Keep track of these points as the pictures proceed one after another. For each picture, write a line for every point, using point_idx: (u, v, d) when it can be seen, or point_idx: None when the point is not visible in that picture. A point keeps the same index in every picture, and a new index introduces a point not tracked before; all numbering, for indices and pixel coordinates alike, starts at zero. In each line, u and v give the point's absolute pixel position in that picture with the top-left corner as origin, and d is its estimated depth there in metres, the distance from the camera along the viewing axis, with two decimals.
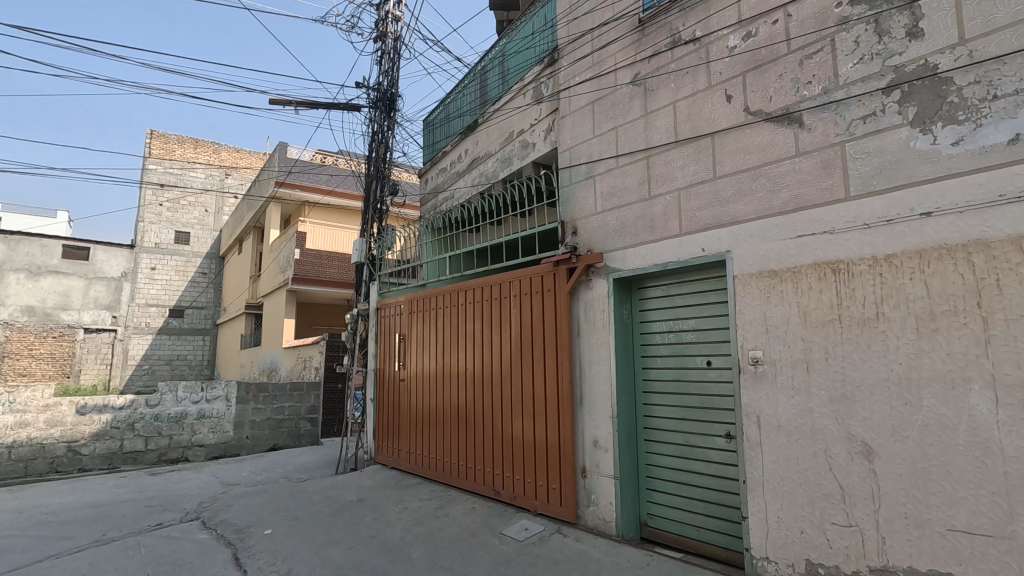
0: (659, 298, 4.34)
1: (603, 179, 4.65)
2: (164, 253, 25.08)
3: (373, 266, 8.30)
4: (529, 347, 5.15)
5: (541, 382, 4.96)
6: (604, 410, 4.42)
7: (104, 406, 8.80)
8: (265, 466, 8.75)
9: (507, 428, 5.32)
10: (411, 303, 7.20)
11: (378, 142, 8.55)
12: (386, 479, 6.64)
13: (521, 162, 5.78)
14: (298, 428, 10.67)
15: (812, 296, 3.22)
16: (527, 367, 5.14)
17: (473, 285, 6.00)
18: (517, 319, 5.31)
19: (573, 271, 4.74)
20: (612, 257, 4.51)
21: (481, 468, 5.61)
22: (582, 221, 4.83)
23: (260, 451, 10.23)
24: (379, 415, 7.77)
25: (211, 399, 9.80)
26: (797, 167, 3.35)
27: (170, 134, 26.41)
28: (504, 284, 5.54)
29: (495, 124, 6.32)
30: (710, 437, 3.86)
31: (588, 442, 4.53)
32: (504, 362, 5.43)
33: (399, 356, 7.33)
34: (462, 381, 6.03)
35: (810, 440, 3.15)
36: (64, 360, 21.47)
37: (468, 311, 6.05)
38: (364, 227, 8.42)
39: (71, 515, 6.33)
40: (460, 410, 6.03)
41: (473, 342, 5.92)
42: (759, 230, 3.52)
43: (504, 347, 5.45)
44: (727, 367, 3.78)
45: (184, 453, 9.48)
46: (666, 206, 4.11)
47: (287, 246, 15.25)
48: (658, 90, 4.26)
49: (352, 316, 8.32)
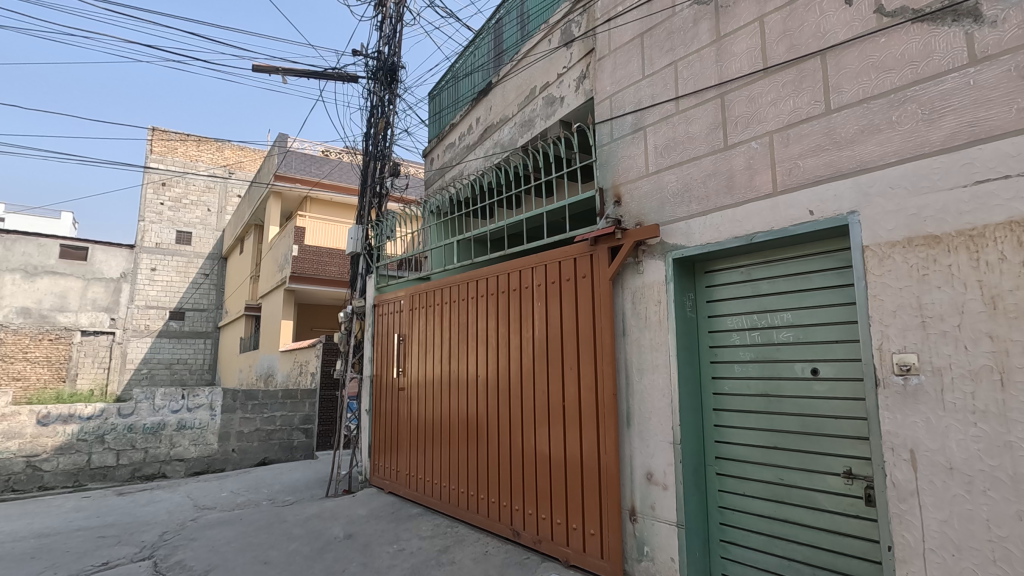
0: (736, 286, 3.27)
1: (657, 130, 3.57)
2: (165, 254, 24.36)
3: (371, 258, 7.25)
4: (556, 349, 4.06)
5: (574, 393, 3.87)
6: (660, 434, 3.33)
7: (70, 416, 7.86)
8: (249, 485, 7.73)
9: (530, 453, 4.24)
10: (413, 298, 6.13)
11: (378, 118, 7.54)
12: (381, 509, 5.57)
13: (545, 122, 4.72)
14: (291, 440, 9.68)
15: (1006, 271, 2.10)
16: (555, 376, 4.04)
17: (485, 275, 4.93)
18: (541, 314, 4.22)
19: (617, 251, 3.66)
20: (671, 230, 3.42)
21: (497, 501, 4.51)
22: (627, 186, 3.74)
23: (248, 466, 9.23)
24: (375, 429, 6.72)
25: (194, 408, 8.83)
26: (971, 81, 2.25)
27: (173, 132, 25.70)
28: (524, 272, 4.46)
29: (513, 81, 5.27)
30: (820, 476, 2.77)
31: (639, 474, 3.44)
32: (524, 369, 4.34)
33: (397, 360, 6.27)
34: (473, 391, 4.96)
35: (1011, 493, 2.03)
36: (60, 364, 20.54)
37: (479, 306, 4.98)
38: (361, 214, 7.39)
39: (7, 548, 5.32)
40: (470, 428, 4.96)
41: (485, 344, 4.85)
42: (906, 177, 2.41)
43: (525, 350, 4.37)
44: (848, 378, 2.70)
45: (161, 469, 8.48)
46: (750, 155, 3.03)
47: (285, 242, 14.31)
48: (736, 4, 3.18)
49: (345, 314, 7.21)
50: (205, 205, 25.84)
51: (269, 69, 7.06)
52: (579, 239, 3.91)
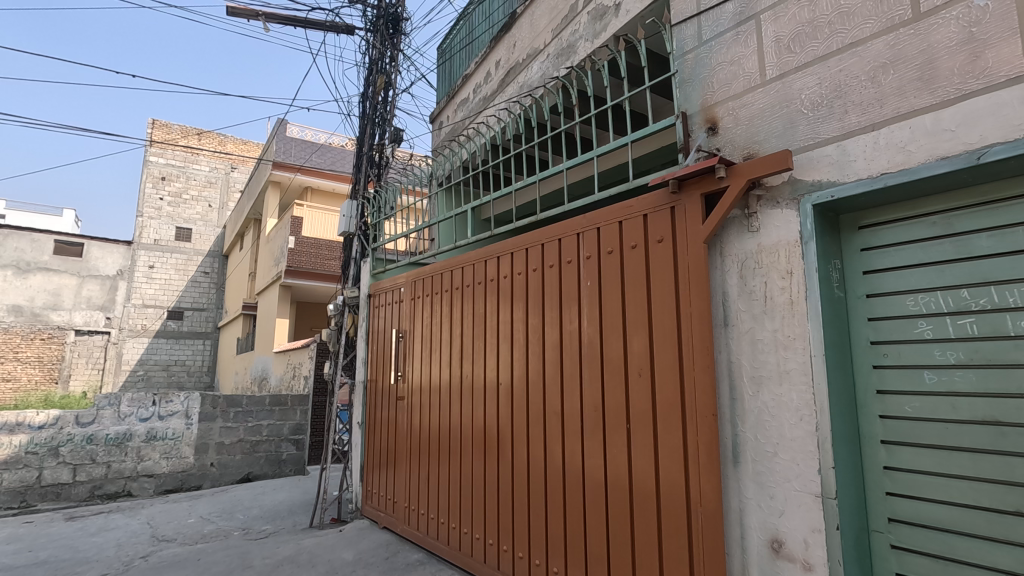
0: (922, 246, 2.04)
1: (781, 14, 2.35)
2: (163, 250, 23.23)
3: (367, 238, 6.07)
4: (615, 347, 2.83)
5: (645, 412, 2.65)
6: (794, 481, 2.12)
7: (17, 425, 6.78)
8: (223, 508, 6.56)
9: (573, 493, 3.03)
10: (415, 284, 4.92)
11: (377, 75, 6.37)
12: (372, 552, 4.36)
13: (592, 43, 3.52)
14: (280, 453, 8.49)
15: None
16: (614, 386, 2.82)
17: (509, 249, 3.74)
18: (590, 298, 3.01)
19: (718, 198, 2.44)
20: (811, 160, 2.18)
21: (525, 557, 3.31)
22: (727, 104, 2.53)
23: (229, 483, 8.07)
24: (370, 445, 5.52)
25: (165, 416, 7.72)
26: None
27: (174, 125, 24.73)
28: (564, 241, 3.25)
29: (547, 2, 4.09)
30: None
31: (757, 542, 2.22)
32: (566, 376, 3.13)
33: (395, 362, 5.07)
34: (493, 403, 3.75)
35: None
36: (52, 365, 19.74)
37: (501, 290, 3.78)
38: (356, 187, 6.22)
39: None
40: (488, 451, 3.75)
41: (508, 339, 3.65)
42: None
43: (565, 349, 3.15)
44: None
45: (126, 486, 7.36)
46: (973, 21, 1.80)
47: (282, 234, 13.18)
48: None
49: (335, 308, 5.96)
50: (206, 200, 24.77)
51: (247, 13, 5.91)
52: (653, 185, 2.70)
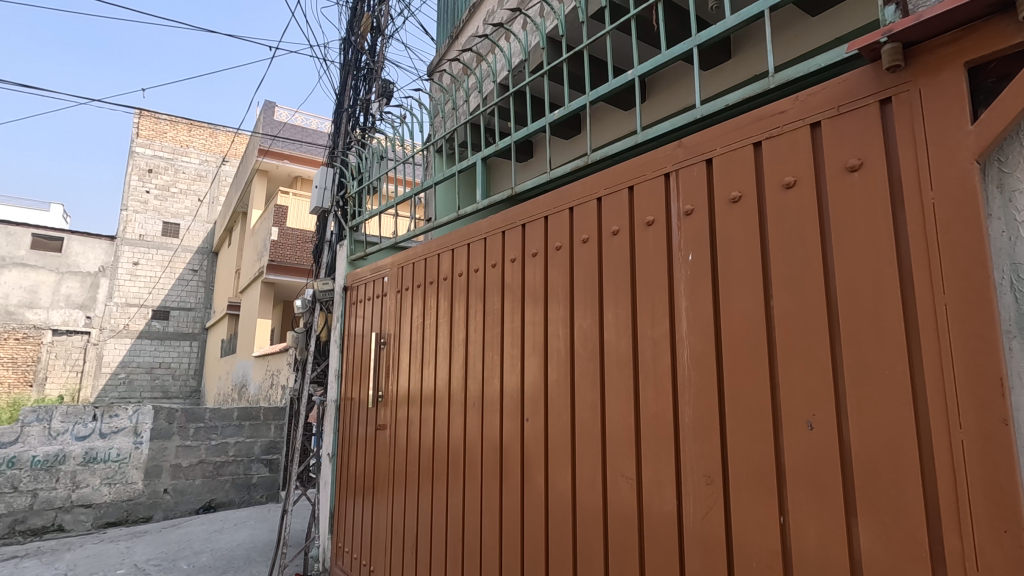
0: None
1: None
2: (149, 246, 21.85)
3: (344, 214, 4.81)
4: (749, 373, 1.55)
5: (822, 500, 1.37)
6: None
7: None
8: (164, 552, 5.28)
9: None
10: (402, 272, 3.65)
11: (363, 17, 5.15)
12: None
13: None
14: (248, 476, 7.14)
15: None
16: (747, 442, 1.54)
17: (543, 212, 2.46)
18: (693, 282, 1.73)
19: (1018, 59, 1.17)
20: None
21: None
22: None
23: (185, 513, 6.76)
24: (341, 481, 4.24)
25: (108, 434, 6.43)
26: None
27: (162, 115, 23.52)
28: (641, 191, 1.97)
29: None
30: None
31: None
32: (646, 415, 1.85)
33: (375, 374, 3.79)
34: (515, 445, 2.47)
35: None
36: (26, 367, 18.59)
37: (528, 275, 2.50)
38: (334, 151, 4.98)
39: None
40: (509, 519, 2.46)
41: (540, 347, 2.37)
42: None
43: (643, 371, 1.87)
44: None
45: (56, 519, 6.12)
46: None
47: (266, 226, 11.89)
48: None
49: (302, 304, 4.75)
50: (196, 194, 23.34)
51: None
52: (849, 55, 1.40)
